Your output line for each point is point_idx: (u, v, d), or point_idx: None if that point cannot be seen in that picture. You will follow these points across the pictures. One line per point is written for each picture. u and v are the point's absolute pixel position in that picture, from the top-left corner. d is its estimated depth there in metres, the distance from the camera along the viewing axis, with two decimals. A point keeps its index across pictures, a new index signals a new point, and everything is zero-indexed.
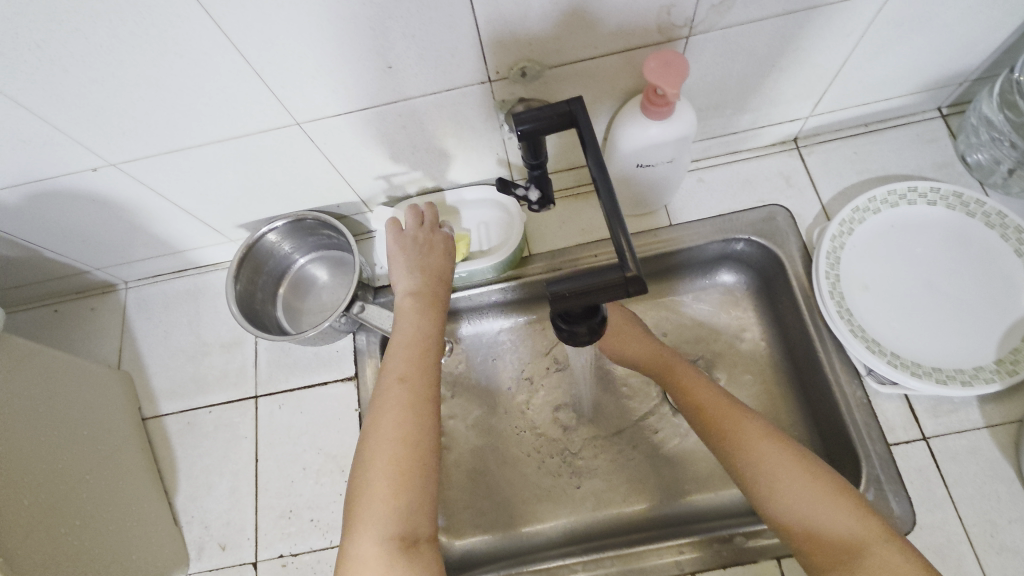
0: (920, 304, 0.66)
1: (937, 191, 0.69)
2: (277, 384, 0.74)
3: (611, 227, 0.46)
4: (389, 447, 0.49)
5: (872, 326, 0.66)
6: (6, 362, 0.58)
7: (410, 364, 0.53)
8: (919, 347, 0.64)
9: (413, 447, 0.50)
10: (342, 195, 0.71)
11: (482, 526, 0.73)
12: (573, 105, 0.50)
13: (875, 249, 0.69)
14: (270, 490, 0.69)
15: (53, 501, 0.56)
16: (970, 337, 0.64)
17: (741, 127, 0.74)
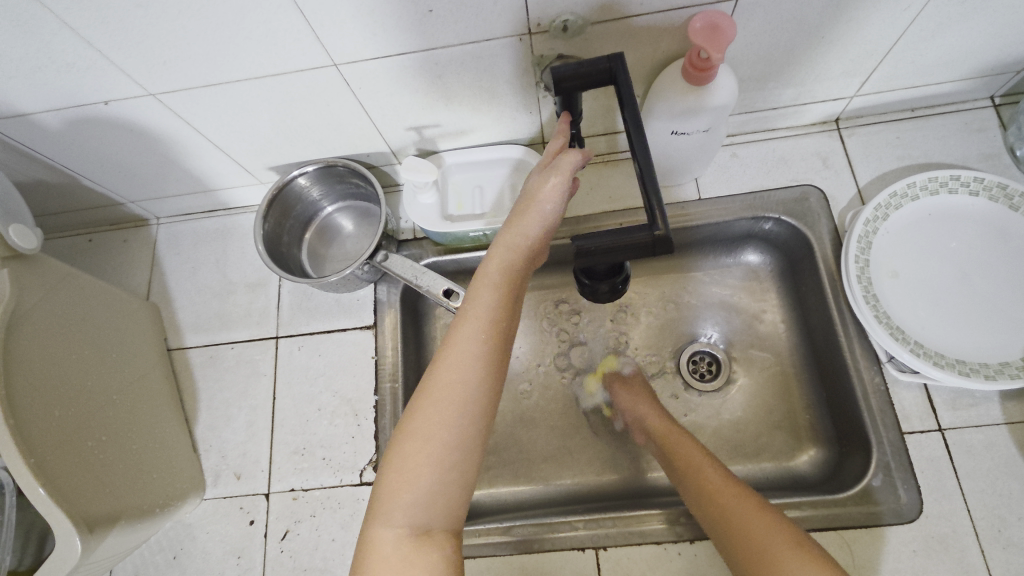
0: (950, 296, 0.65)
1: (981, 181, 0.67)
2: (298, 326, 0.76)
3: (643, 183, 0.46)
4: (451, 414, 0.42)
5: (898, 313, 0.64)
6: (44, 281, 0.60)
7: (479, 338, 0.45)
8: (945, 338, 0.63)
9: (465, 398, 0.43)
10: (373, 144, 0.71)
11: (486, 480, 0.75)
12: (614, 61, 0.50)
13: (909, 237, 0.68)
14: (286, 427, 0.72)
15: (86, 416, 0.58)
16: (998, 333, 0.62)
17: (783, 102, 0.72)
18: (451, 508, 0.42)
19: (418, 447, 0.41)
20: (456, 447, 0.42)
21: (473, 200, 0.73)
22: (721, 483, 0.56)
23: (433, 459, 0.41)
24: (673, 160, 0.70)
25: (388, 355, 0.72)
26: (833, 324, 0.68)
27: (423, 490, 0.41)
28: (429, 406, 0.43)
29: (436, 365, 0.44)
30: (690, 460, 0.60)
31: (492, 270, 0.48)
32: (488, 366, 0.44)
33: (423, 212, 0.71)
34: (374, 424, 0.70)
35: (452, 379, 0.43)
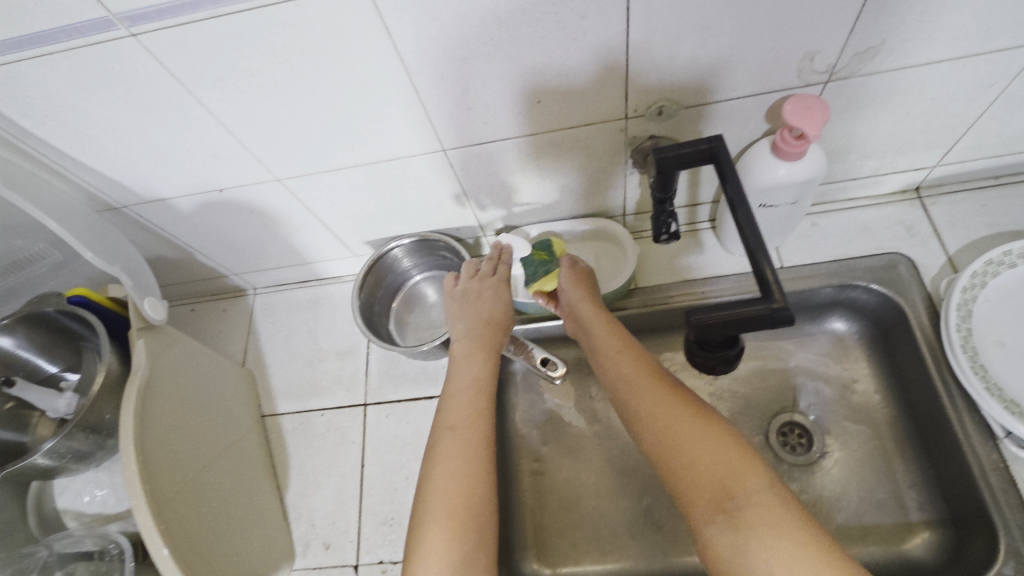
0: None
1: None
2: (387, 393, 0.78)
3: (754, 260, 0.47)
4: (461, 465, 0.49)
5: (1011, 385, 0.62)
6: (167, 348, 0.64)
7: (471, 411, 0.54)
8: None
9: (478, 445, 0.51)
10: (465, 220, 0.76)
11: (573, 556, 0.73)
12: (714, 143, 0.53)
13: (1013, 303, 0.66)
14: (374, 496, 0.72)
15: (200, 481, 0.61)
16: None
17: (864, 173, 0.73)
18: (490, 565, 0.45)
19: (440, 513, 0.46)
20: (470, 499, 0.47)
21: None
22: (670, 406, 0.51)
23: (452, 520, 0.46)
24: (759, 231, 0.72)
25: None
26: (940, 396, 0.66)
27: (446, 553, 0.44)
28: (439, 465, 0.50)
29: (442, 440, 0.52)
30: (634, 379, 0.55)
31: (474, 357, 0.60)
32: (481, 426, 0.53)
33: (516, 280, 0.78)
34: None
35: (452, 448, 0.51)
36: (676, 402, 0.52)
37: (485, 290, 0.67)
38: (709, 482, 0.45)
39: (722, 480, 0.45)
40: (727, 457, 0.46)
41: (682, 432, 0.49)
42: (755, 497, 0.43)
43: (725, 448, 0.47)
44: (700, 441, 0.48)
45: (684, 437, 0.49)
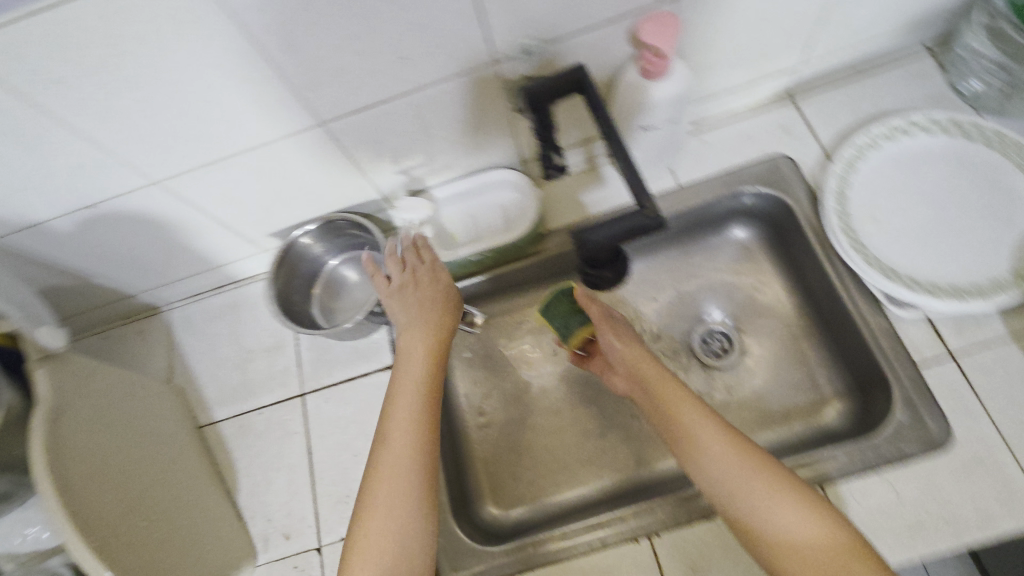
0: (933, 229, 0.68)
1: (935, 120, 0.72)
2: (322, 379, 0.78)
3: (627, 176, 0.50)
4: (407, 452, 0.53)
5: (887, 254, 0.68)
6: (77, 377, 0.62)
7: (416, 402, 0.57)
8: (934, 268, 0.66)
9: (417, 430, 0.55)
10: (365, 193, 0.75)
11: (529, 495, 0.76)
12: (580, 74, 0.56)
13: (881, 180, 0.72)
14: (326, 478, 0.73)
15: (139, 500, 0.60)
16: (981, 254, 0.66)
17: (737, 83, 0.76)
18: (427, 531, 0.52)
19: (388, 494, 0.52)
20: (412, 480, 0.52)
21: (467, 230, 0.78)
22: (704, 421, 0.54)
23: (400, 505, 0.51)
24: (648, 155, 0.74)
25: None
26: (832, 276, 0.70)
27: (391, 535, 0.51)
28: (386, 453, 0.54)
29: (385, 427, 0.55)
30: (672, 394, 0.57)
31: (419, 338, 0.61)
32: (421, 429, 0.55)
33: None
34: None
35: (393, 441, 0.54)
36: (711, 417, 0.54)
37: (421, 276, 0.65)
38: (773, 519, 0.48)
39: (773, 512, 0.48)
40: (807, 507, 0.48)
41: (725, 466, 0.51)
42: (807, 515, 0.47)
43: (758, 468, 0.50)
44: (745, 465, 0.50)
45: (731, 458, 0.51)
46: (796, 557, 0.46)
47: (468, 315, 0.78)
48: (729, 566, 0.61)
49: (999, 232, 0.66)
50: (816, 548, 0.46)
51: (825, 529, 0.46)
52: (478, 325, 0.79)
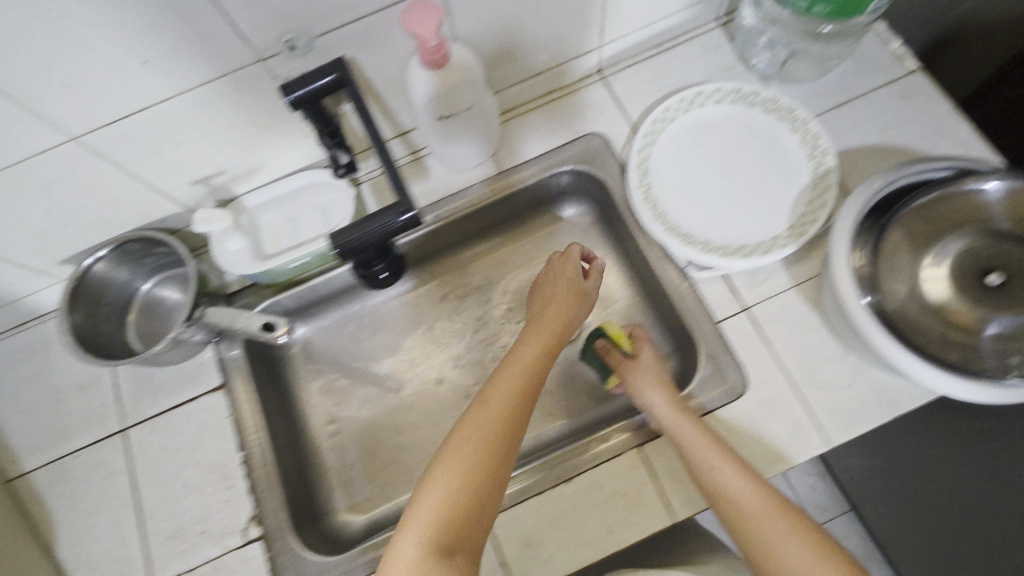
0: (723, 193, 0.74)
1: (720, 91, 0.77)
2: (144, 411, 0.73)
3: None
4: (484, 438, 0.53)
5: (687, 220, 0.72)
6: None
7: (506, 389, 0.57)
8: (728, 230, 0.72)
9: (507, 420, 0.55)
10: (163, 209, 0.70)
11: (384, 495, 0.77)
12: (339, 69, 0.52)
13: (681, 151, 0.76)
14: (155, 515, 0.69)
15: None
16: (765, 213, 0.72)
17: (543, 67, 0.78)
18: (439, 532, 0.48)
19: (416, 518, 0.49)
20: (476, 462, 0.51)
21: (288, 235, 0.74)
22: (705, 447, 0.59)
23: (427, 527, 0.48)
24: (462, 141, 0.74)
25: (244, 410, 0.72)
26: (642, 247, 0.75)
27: (419, 551, 0.47)
28: (451, 444, 0.53)
29: (458, 430, 0.54)
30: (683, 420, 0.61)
31: (534, 341, 0.63)
32: (512, 398, 0.56)
33: (235, 258, 0.71)
34: (247, 479, 0.69)
35: (474, 426, 0.54)
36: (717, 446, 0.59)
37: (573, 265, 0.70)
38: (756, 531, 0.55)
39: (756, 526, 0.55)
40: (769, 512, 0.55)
41: (765, 514, 0.55)
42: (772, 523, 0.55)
43: (775, 507, 0.55)
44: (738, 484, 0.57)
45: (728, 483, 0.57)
46: (778, 557, 0.53)
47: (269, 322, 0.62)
48: (559, 536, 0.63)
49: (780, 191, 0.72)
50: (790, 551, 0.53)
51: (793, 529, 0.54)
52: (286, 335, 0.62)
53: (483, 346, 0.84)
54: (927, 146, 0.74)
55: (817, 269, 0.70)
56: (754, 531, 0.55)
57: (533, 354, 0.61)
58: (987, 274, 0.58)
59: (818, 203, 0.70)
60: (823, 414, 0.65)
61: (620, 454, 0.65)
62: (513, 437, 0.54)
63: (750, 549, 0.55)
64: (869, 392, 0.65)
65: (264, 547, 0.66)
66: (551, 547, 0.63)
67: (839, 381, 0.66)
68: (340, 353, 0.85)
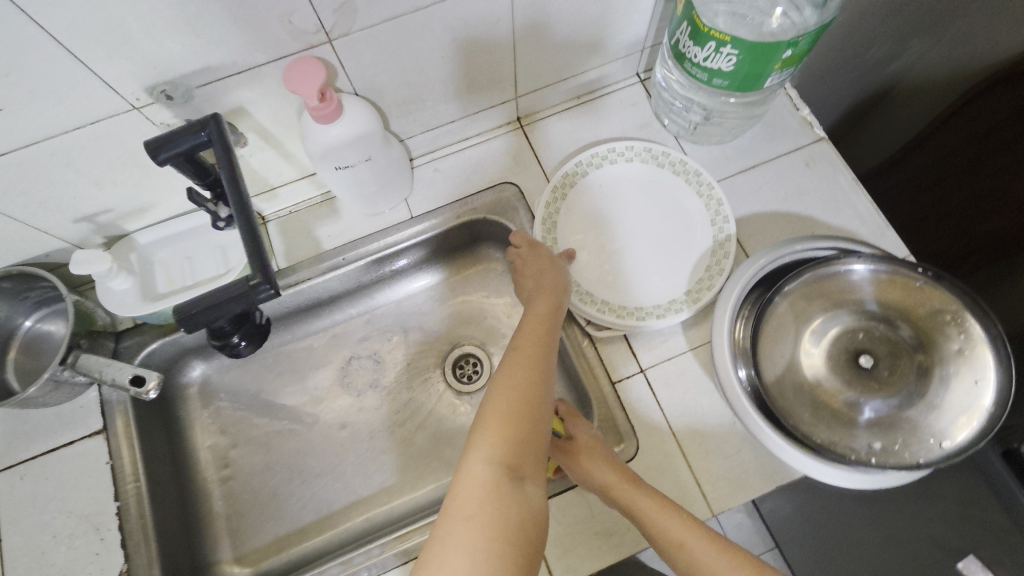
0: (627, 252, 0.76)
1: (631, 149, 0.79)
2: (17, 454, 0.70)
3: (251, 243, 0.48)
4: (517, 383, 0.53)
5: (589, 278, 0.74)
6: None
7: (536, 349, 0.58)
8: (629, 290, 0.73)
9: (538, 365, 0.56)
10: (45, 244, 0.67)
11: (275, 545, 0.75)
12: (207, 126, 0.51)
13: (590, 206, 0.78)
14: (18, 567, 0.65)
15: None
16: (663, 276, 0.74)
17: (457, 115, 0.78)
18: (498, 474, 0.47)
19: (490, 436, 0.49)
20: (522, 409, 0.51)
21: (183, 274, 0.73)
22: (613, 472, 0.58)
23: (503, 451, 0.48)
24: (370, 188, 0.73)
25: (124, 457, 0.70)
26: None
27: (477, 501, 0.45)
28: (508, 379, 0.54)
29: (509, 365, 0.55)
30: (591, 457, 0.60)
31: (546, 303, 0.65)
32: (542, 350, 0.58)
33: (121, 299, 0.68)
34: (120, 531, 0.66)
35: (516, 365, 0.55)
36: (622, 473, 0.58)
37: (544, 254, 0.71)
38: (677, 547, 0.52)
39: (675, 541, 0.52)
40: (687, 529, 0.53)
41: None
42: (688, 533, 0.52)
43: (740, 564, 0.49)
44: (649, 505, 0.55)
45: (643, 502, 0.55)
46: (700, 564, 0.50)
47: (140, 375, 0.59)
48: None
49: (682, 253, 0.75)
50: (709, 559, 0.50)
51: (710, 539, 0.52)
52: (156, 390, 0.59)
53: (389, 392, 0.82)
54: (826, 215, 0.76)
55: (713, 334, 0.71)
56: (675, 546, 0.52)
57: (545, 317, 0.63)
58: (858, 356, 0.59)
59: (715, 267, 0.73)
60: (710, 481, 0.65)
61: None
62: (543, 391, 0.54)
63: (677, 562, 0.52)
64: (755, 461, 0.66)
65: None
66: None
67: (726, 449, 0.66)
68: (242, 393, 0.83)
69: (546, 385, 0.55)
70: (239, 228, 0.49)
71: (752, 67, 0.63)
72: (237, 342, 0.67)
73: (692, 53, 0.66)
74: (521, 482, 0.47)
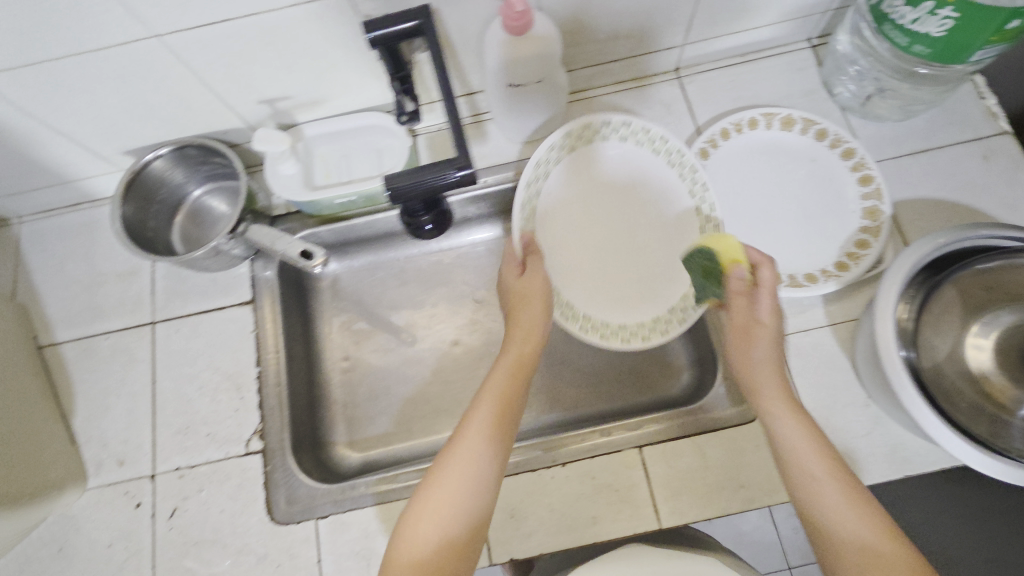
0: (741, 221, 0.73)
1: (666, 142, 0.74)
2: (174, 309, 0.76)
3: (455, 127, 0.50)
4: (465, 459, 0.53)
5: (556, 276, 0.75)
6: None
7: (493, 409, 0.57)
8: (607, 302, 0.75)
9: (492, 433, 0.55)
10: (227, 120, 0.72)
11: (383, 440, 0.79)
12: (422, 17, 0.53)
13: (586, 189, 0.77)
14: (167, 408, 0.72)
15: None
16: (788, 249, 0.71)
17: (621, 55, 0.77)
18: (435, 556, 0.49)
19: (427, 516, 0.51)
20: (467, 485, 0.52)
21: (340, 170, 0.76)
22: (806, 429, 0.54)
23: (436, 536, 0.50)
24: (519, 115, 0.74)
25: (266, 330, 0.75)
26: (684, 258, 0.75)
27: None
28: (455, 454, 0.54)
29: (457, 433, 0.55)
30: (779, 408, 0.55)
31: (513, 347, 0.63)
32: (501, 409, 0.57)
33: (286, 183, 0.73)
34: (258, 394, 0.72)
35: (471, 433, 0.55)
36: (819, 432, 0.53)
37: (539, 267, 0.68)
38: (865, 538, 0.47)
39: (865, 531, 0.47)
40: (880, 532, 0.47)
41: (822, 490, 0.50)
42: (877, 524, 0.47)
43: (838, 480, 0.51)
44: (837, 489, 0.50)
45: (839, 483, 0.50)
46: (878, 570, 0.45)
47: (308, 250, 0.63)
48: (544, 515, 0.65)
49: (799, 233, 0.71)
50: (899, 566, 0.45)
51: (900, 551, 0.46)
52: (322, 267, 0.63)
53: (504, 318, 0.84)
54: (999, 213, 0.71)
55: (858, 313, 0.68)
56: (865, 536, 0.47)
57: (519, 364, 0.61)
58: None
59: (870, 248, 0.68)
60: None
61: (640, 447, 0.66)
62: (495, 462, 0.54)
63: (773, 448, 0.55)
64: (882, 446, 0.64)
65: (262, 461, 0.69)
66: (534, 523, 0.65)
67: (854, 429, 0.65)
68: (366, 296, 0.87)
69: (498, 455, 0.55)
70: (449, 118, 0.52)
71: (967, 34, 0.59)
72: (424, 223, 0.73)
73: (899, 14, 0.62)
74: (454, 565, 0.49)
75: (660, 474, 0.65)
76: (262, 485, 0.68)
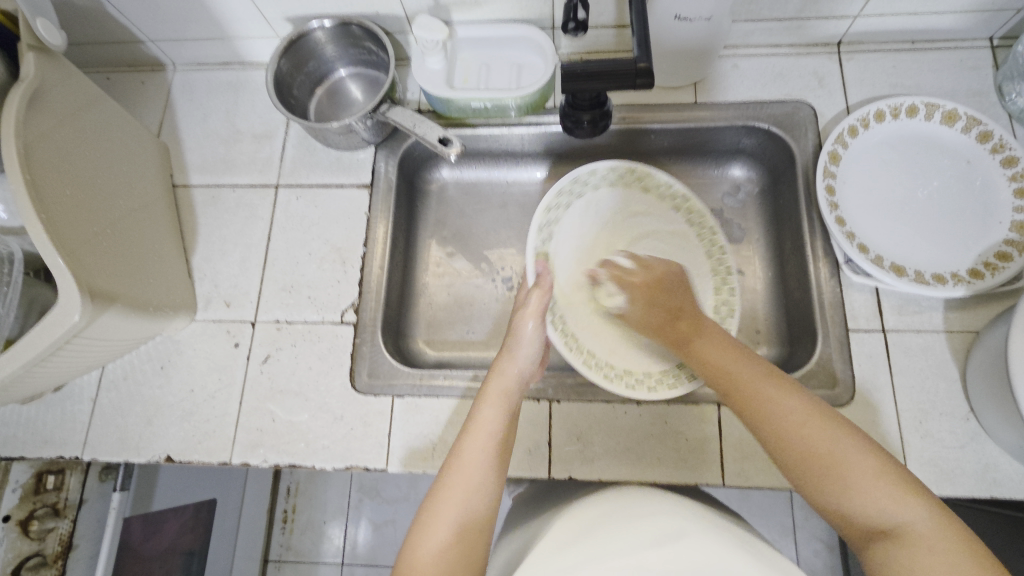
0: (892, 221, 0.70)
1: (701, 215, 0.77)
2: (299, 178, 0.80)
3: (640, 29, 0.58)
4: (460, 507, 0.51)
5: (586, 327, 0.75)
6: (76, 99, 0.64)
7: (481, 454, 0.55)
8: (607, 345, 0.74)
9: (480, 470, 0.54)
10: (388, 3, 0.74)
11: (459, 345, 0.81)
12: None
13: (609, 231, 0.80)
14: (276, 266, 0.77)
15: (108, 221, 0.64)
16: (938, 252, 0.67)
17: (788, 14, 0.73)
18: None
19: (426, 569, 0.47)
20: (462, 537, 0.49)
21: (478, 77, 0.76)
22: (796, 412, 0.51)
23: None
24: (664, 54, 0.74)
25: (379, 215, 0.78)
26: (808, 234, 0.72)
27: None
28: (442, 506, 0.51)
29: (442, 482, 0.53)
30: (761, 387, 0.53)
31: (496, 398, 0.60)
32: (485, 454, 0.55)
33: (430, 76, 0.74)
34: (360, 271, 0.76)
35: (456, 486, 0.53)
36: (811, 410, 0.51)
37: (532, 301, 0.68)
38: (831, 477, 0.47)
39: (833, 461, 0.47)
40: (861, 461, 0.47)
41: (820, 441, 0.48)
42: (841, 446, 0.48)
43: (855, 455, 0.47)
44: (795, 416, 0.50)
45: (869, 482, 0.45)
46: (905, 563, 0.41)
47: (447, 139, 0.70)
48: (609, 444, 0.66)
49: (952, 239, 0.67)
50: (859, 461, 0.47)
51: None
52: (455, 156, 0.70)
53: None
54: None
55: (979, 326, 0.65)
56: (837, 473, 0.47)
57: (503, 396, 0.60)
58: None
59: (1013, 261, 0.64)
60: (916, 459, 0.62)
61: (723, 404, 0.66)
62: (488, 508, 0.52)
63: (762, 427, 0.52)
64: (975, 462, 0.61)
65: (353, 333, 0.73)
66: (597, 450, 0.66)
67: (948, 439, 0.62)
68: (467, 210, 0.88)
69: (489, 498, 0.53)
70: (635, 25, 0.58)
71: None
72: (583, 119, 0.69)
73: None
74: None
75: (733, 434, 0.65)
76: (350, 353, 0.72)
